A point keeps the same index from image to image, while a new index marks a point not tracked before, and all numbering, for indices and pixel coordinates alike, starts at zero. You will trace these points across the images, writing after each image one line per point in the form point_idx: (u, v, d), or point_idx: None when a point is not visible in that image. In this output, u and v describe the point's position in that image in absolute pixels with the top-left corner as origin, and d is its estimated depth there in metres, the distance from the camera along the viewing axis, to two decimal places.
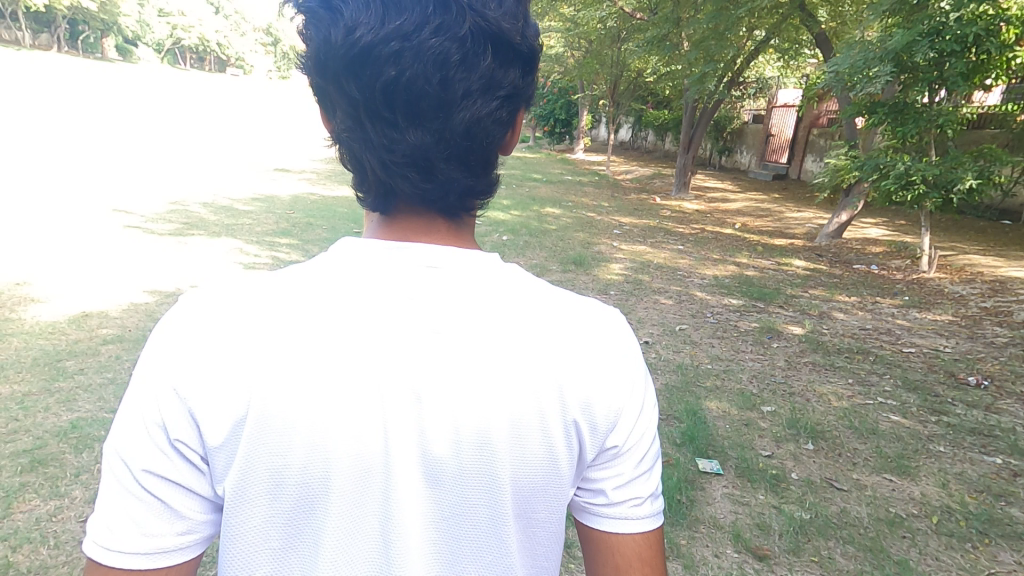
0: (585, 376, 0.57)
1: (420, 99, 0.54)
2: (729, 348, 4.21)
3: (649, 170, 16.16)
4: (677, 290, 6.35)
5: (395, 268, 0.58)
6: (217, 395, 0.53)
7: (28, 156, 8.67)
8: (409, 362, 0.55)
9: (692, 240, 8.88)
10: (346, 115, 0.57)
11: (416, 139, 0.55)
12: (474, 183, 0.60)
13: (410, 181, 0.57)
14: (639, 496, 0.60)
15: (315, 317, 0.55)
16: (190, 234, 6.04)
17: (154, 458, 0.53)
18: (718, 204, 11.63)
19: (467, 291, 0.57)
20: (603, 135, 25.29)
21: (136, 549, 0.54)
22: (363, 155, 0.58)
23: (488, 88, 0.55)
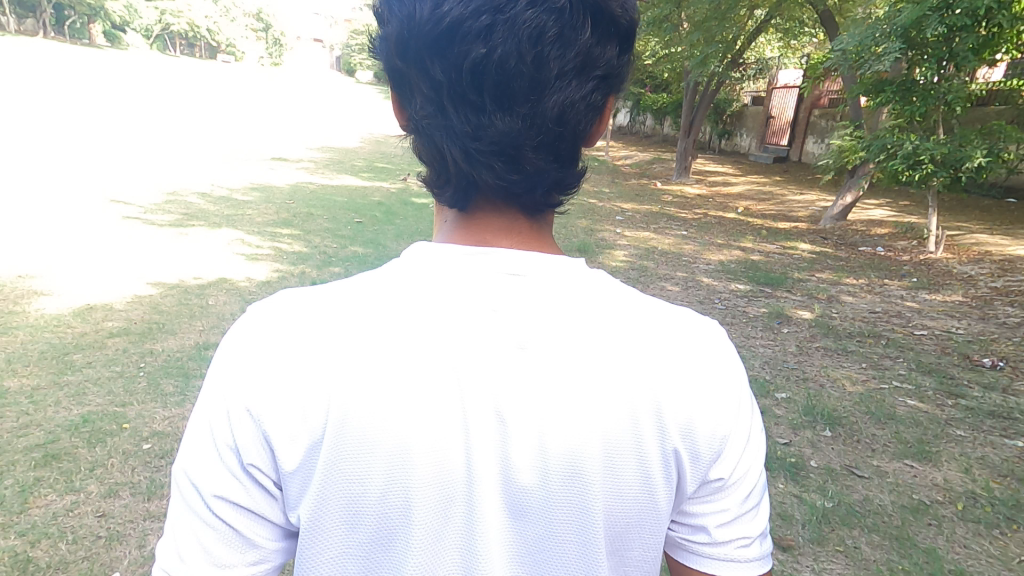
0: (682, 389, 0.53)
1: (507, 82, 0.53)
2: (739, 334, 4.21)
3: (648, 155, 16.04)
4: (683, 275, 6.34)
5: (475, 272, 0.54)
6: (287, 412, 0.49)
7: (23, 145, 8.55)
8: (492, 378, 0.50)
9: (695, 224, 8.83)
10: (428, 95, 0.57)
11: (505, 125, 0.55)
12: (560, 174, 0.59)
13: (495, 172, 0.57)
14: (747, 537, 0.56)
15: (389, 325, 0.51)
16: (191, 225, 5.96)
17: (227, 484, 0.50)
18: (720, 187, 11.57)
19: (550, 298, 0.53)
20: None
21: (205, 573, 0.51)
22: (444, 145, 0.58)
23: (580, 71, 0.54)
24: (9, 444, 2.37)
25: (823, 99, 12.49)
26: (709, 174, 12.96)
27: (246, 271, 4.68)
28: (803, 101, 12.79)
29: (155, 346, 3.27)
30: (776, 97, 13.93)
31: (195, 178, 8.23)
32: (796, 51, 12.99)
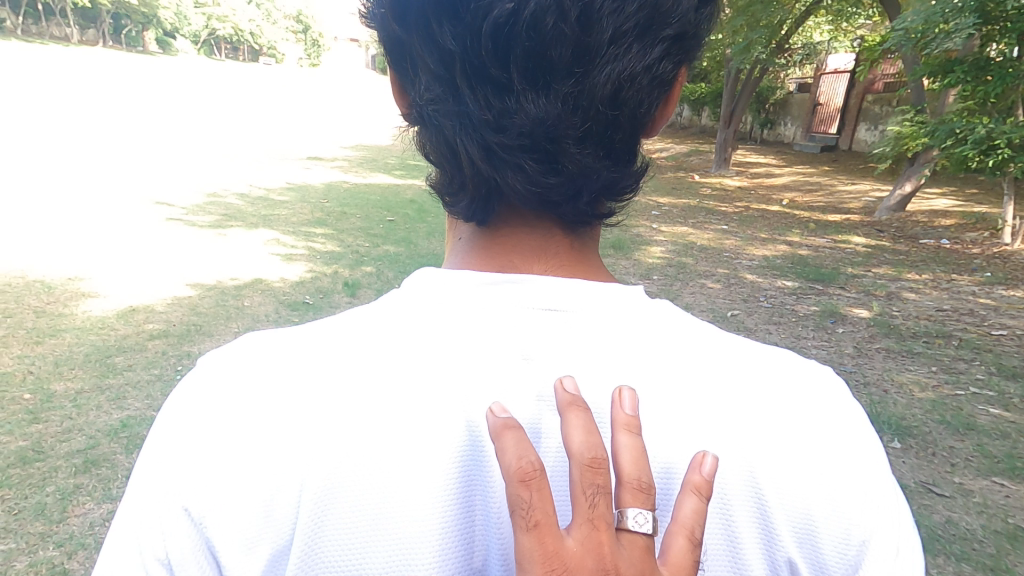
0: (853, 510, 0.61)
1: (542, 55, 0.61)
2: (789, 334, 3.99)
3: (685, 147, 15.53)
4: (724, 273, 6.09)
5: (516, 316, 0.63)
6: (229, 515, 0.56)
7: (81, 150, 9.04)
8: (516, 387, 0.60)
9: (736, 218, 8.43)
10: (435, 59, 0.65)
11: (536, 105, 0.63)
12: (602, 171, 0.68)
13: (529, 169, 0.66)
14: None
15: (340, 391, 0.59)
16: (229, 225, 6.12)
17: None
18: (763, 179, 11.03)
19: (591, 338, 0.63)
20: None
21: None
22: (460, 134, 0.67)
23: (616, 39, 0.62)
24: (53, 449, 2.42)
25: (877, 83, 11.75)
26: (751, 166, 12.41)
27: (281, 271, 4.73)
28: (855, 86, 12.06)
29: (192, 348, 3.31)
30: (825, 83, 13.19)
31: (235, 179, 8.48)
32: (847, 34, 12.25)
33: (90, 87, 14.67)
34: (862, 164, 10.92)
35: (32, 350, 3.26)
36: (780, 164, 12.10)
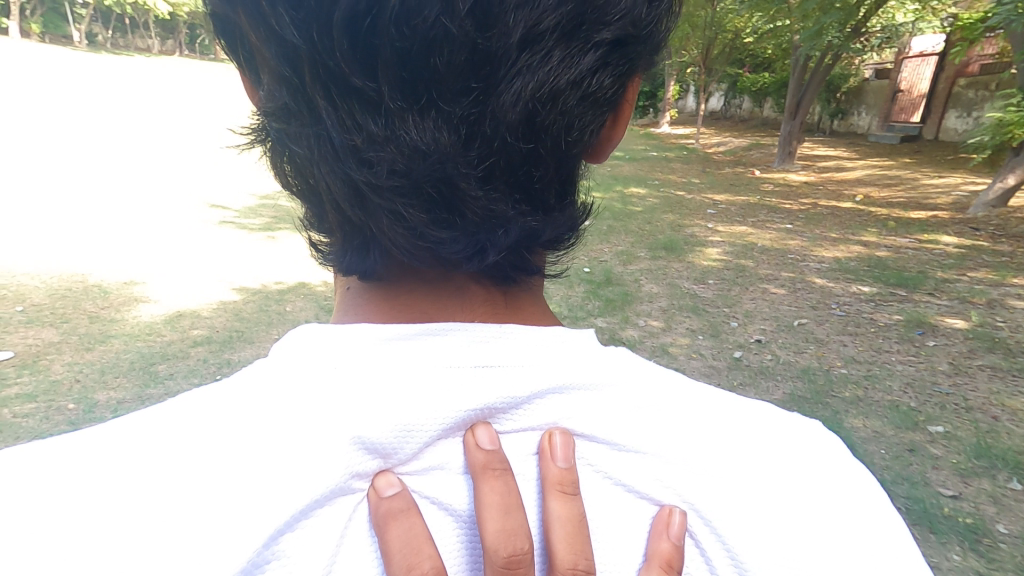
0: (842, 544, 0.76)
1: (420, 69, 0.68)
2: (869, 347, 4.43)
3: (745, 140, 14.73)
4: (789, 275, 6.04)
5: (449, 369, 0.71)
6: None
7: (158, 157, 9.74)
8: (463, 395, 0.70)
9: (802, 216, 7.80)
10: (284, 56, 0.71)
11: (417, 132, 0.70)
12: (502, 209, 0.75)
13: (416, 211, 0.74)
14: None
15: (213, 456, 0.65)
16: (278, 229, 7.10)
17: None
18: (833, 172, 10.19)
19: (522, 384, 0.73)
20: (691, 106, 25.77)
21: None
22: (323, 151, 0.74)
23: (528, 42, 0.67)
24: None
25: (970, 66, 10.61)
26: (818, 159, 11.52)
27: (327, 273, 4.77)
28: (944, 70, 10.96)
29: (232, 355, 3.33)
30: (907, 68, 12.05)
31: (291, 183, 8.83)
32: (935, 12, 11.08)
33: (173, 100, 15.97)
34: (951, 155, 9.88)
35: (82, 357, 3.41)
36: (853, 156, 11.17)
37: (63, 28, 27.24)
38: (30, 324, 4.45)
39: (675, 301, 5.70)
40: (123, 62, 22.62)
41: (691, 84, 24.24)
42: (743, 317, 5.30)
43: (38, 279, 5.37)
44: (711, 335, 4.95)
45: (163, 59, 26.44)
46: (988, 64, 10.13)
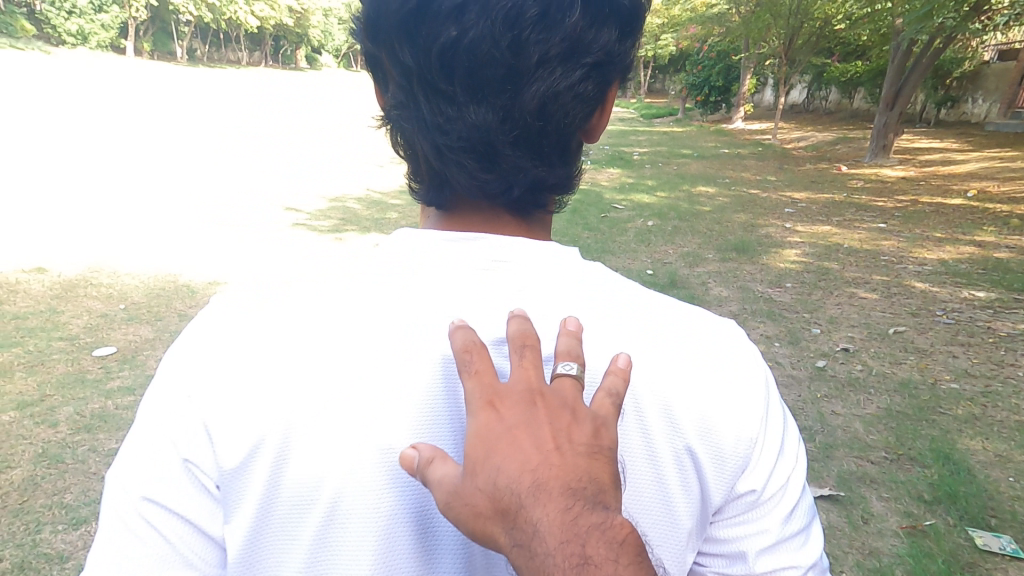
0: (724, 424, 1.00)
1: (481, 73, 0.98)
2: (981, 358, 4.17)
3: (831, 134, 13.70)
4: (882, 279, 5.54)
5: (469, 264, 1.00)
6: (247, 432, 0.91)
7: (242, 163, 10.52)
8: (486, 279, 0.99)
9: (899, 214, 7.13)
10: (399, 67, 1.03)
11: (475, 113, 1.00)
12: (530, 166, 1.04)
13: (471, 165, 1.04)
14: (794, 557, 1.04)
15: (328, 316, 0.94)
16: (346, 230, 7.76)
17: (188, 482, 0.92)
18: (938, 167, 9.26)
19: (525, 273, 1.00)
20: (768, 99, 24.58)
21: (171, 526, 0.93)
22: (422, 130, 1.06)
23: (546, 59, 0.97)
24: None
25: None
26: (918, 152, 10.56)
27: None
28: None
29: None
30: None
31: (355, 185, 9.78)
32: None
33: (259, 109, 17.27)
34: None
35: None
36: (964, 150, 10.14)
37: (165, 45, 30.15)
38: (130, 321, 5.24)
39: (747, 306, 5.38)
40: (216, 77, 24.74)
41: (772, 78, 23.07)
42: (827, 324, 4.97)
43: (137, 278, 6.03)
44: (790, 343, 4.70)
45: (251, 74, 28.65)
46: None
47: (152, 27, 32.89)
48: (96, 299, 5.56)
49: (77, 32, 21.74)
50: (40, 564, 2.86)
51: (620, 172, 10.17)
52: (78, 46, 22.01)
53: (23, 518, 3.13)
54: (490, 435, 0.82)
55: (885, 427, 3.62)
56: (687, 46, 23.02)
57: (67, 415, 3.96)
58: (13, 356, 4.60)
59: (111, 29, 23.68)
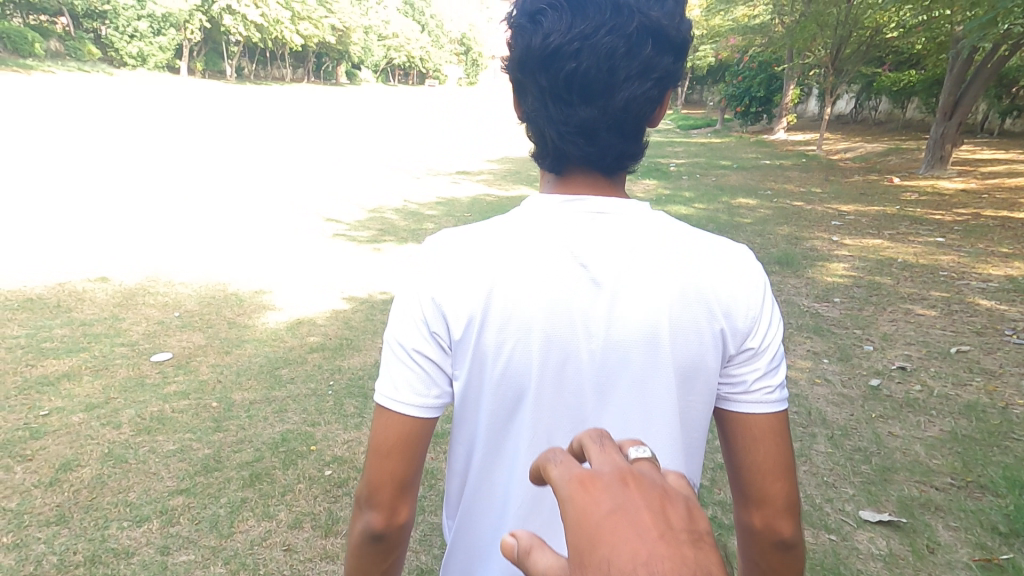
0: (734, 297, 1.18)
1: (593, 86, 1.18)
2: None
3: (879, 145, 13.31)
4: (942, 296, 5.33)
5: (583, 212, 1.18)
6: (457, 311, 1.13)
7: (286, 176, 10.95)
8: (588, 225, 1.17)
9: (959, 228, 6.87)
10: (535, 90, 1.24)
11: (585, 114, 1.20)
12: (625, 148, 1.25)
13: (579, 151, 1.24)
14: (771, 386, 1.23)
15: (509, 235, 1.17)
16: (384, 241, 8.00)
17: (418, 348, 1.15)
18: (1001, 180, 8.88)
19: (629, 215, 1.19)
20: (811, 109, 24.07)
21: (405, 373, 1.17)
22: (546, 129, 1.26)
23: (638, 73, 1.18)
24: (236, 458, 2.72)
25: None
26: (983, 163, 10.30)
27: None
28: None
29: None
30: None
31: (395, 197, 10.02)
32: None
33: (305, 125, 18.00)
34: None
35: (222, 360, 4.96)
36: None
37: (217, 66, 31.82)
38: (184, 328, 5.48)
39: (793, 320, 5.26)
40: (263, 94, 25.85)
41: (815, 88, 22.64)
42: (880, 341, 4.78)
43: (190, 286, 6.32)
44: (841, 359, 4.57)
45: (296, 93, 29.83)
46: None
47: (204, 47, 34.71)
48: (153, 307, 5.84)
49: (139, 55, 23.11)
50: (108, 558, 2.98)
51: (657, 183, 10.12)
52: (139, 66, 23.37)
53: (93, 514, 3.28)
54: (590, 523, 0.68)
55: (950, 451, 3.46)
56: (726, 56, 22.79)
57: (129, 417, 4.16)
58: (80, 360, 4.86)
59: (167, 52, 25.13)
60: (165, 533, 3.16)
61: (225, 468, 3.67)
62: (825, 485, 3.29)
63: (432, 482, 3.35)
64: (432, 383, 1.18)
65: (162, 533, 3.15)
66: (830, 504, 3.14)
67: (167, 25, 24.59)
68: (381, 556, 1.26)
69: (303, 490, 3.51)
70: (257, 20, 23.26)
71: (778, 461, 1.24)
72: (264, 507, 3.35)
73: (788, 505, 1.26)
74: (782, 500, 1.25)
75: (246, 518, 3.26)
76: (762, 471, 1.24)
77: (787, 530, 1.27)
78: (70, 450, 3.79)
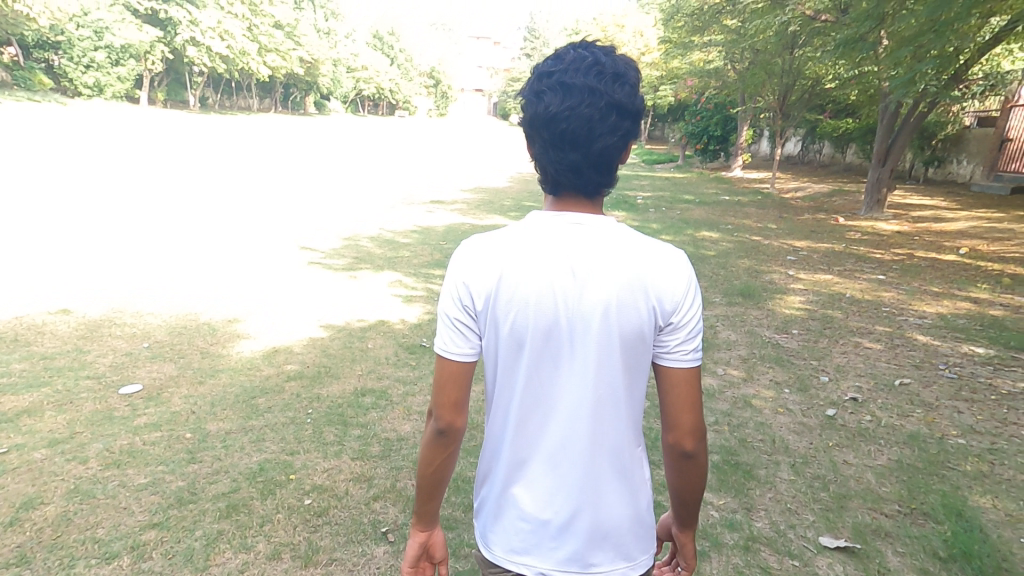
0: (669, 286, 1.44)
1: (579, 139, 1.48)
2: (986, 415, 4.39)
3: (826, 186, 14.37)
4: (886, 330, 5.86)
5: (567, 221, 1.47)
6: (480, 290, 1.46)
7: (258, 206, 10.83)
8: (571, 232, 1.46)
9: (897, 267, 7.56)
10: (538, 142, 1.54)
11: (572, 158, 1.50)
12: (603, 180, 1.54)
13: (570, 185, 1.52)
14: (689, 349, 1.51)
15: (515, 234, 1.48)
16: (360, 268, 8.02)
17: (456, 315, 1.50)
18: (931, 224, 9.79)
19: (602, 223, 1.48)
20: (764, 150, 25.69)
21: (450, 330, 1.51)
22: (545, 168, 1.55)
23: (611, 130, 1.48)
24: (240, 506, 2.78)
25: None
26: (912, 208, 11.26)
27: (402, 313, 6.68)
28: None
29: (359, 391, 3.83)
30: (1017, 117, 12.40)
31: (371, 225, 10.08)
32: None
33: (275, 156, 17.86)
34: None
35: (195, 391, 4.84)
36: (954, 209, 10.82)
37: (179, 97, 31.07)
38: (154, 359, 5.32)
39: (756, 351, 5.66)
40: (227, 125, 25.30)
41: (766, 130, 24.28)
42: (834, 372, 5.21)
43: (160, 316, 6.16)
44: (800, 390, 4.94)
45: (263, 124, 29.40)
46: None
47: (165, 74, 33.71)
48: (120, 339, 5.65)
49: (95, 85, 22.21)
50: None
51: (625, 216, 10.57)
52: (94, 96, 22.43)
53: (57, 553, 3.10)
54: None
55: (897, 478, 3.82)
56: (686, 98, 24.13)
57: (97, 451, 3.96)
58: (42, 396, 4.61)
59: (127, 83, 24.40)
60: (137, 569, 3.02)
61: (201, 500, 3.53)
62: (788, 511, 3.57)
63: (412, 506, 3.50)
64: (469, 334, 1.52)
65: (133, 569, 3.01)
66: (793, 530, 3.42)
67: (128, 55, 23.81)
68: (441, 450, 1.62)
69: (283, 520, 3.40)
70: (224, 52, 22.96)
71: (690, 397, 1.55)
72: (242, 538, 3.24)
73: (696, 429, 1.58)
74: (688, 426, 1.56)
75: (224, 550, 3.15)
76: (676, 405, 1.55)
77: (694, 447, 1.59)
78: (32, 488, 3.58)
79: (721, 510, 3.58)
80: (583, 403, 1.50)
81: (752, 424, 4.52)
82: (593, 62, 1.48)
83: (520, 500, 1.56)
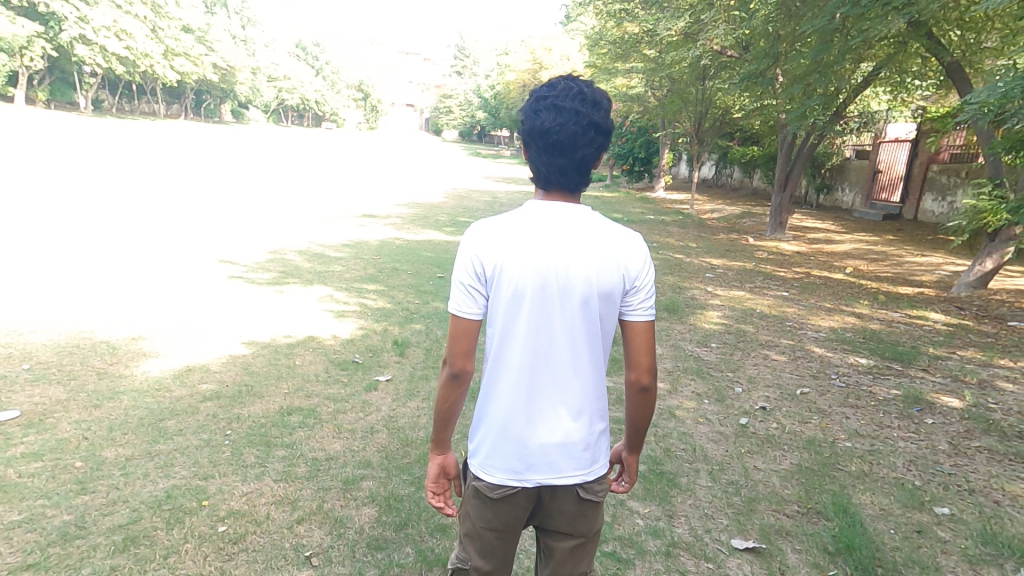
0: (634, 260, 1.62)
1: (564, 149, 1.61)
2: (870, 420, 4.90)
3: (740, 208, 15.57)
4: (789, 343, 6.44)
5: (556, 207, 1.61)
6: (485, 258, 1.58)
7: (167, 219, 10.08)
8: (562, 212, 1.60)
9: (798, 284, 8.34)
10: (533, 149, 1.67)
11: (558, 164, 1.62)
12: (584, 185, 1.67)
13: (555, 186, 1.65)
14: (648, 309, 1.66)
15: (518, 214, 1.61)
16: (287, 283, 7.70)
17: (464, 282, 1.60)
18: (822, 245, 10.89)
19: (583, 209, 1.63)
20: (683, 172, 27.51)
21: (462, 296, 1.61)
22: (536, 169, 1.67)
23: (590, 143, 1.62)
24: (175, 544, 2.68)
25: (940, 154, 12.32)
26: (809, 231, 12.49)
27: (332, 328, 6.48)
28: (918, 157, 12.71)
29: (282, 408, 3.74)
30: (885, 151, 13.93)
31: (301, 238, 9.80)
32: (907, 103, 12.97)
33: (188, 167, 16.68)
34: (931, 236, 11.25)
35: (89, 415, 4.40)
36: (841, 232, 12.15)
37: None
38: (36, 381, 4.79)
39: (679, 363, 6.01)
40: (129, 133, 23.22)
41: (685, 154, 26.07)
42: (747, 383, 5.63)
43: (45, 336, 5.57)
44: (718, 400, 5.30)
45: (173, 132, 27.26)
46: (957, 154, 11.85)
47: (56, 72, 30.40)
48: None
49: None
50: None
51: None
52: None
53: None
54: None
55: (798, 481, 4.15)
56: None
57: None
58: None
59: None
60: None
61: (91, 534, 3.20)
62: (706, 517, 3.78)
63: (340, 531, 3.37)
64: (475, 299, 1.62)
65: None
66: (709, 534, 3.62)
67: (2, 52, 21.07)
68: (454, 390, 1.72)
69: (191, 550, 3.15)
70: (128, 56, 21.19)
71: (648, 345, 1.68)
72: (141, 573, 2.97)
73: (651, 368, 1.72)
74: (646, 366, 1.69)
75: None
76: (634, 350, 1.67)
77: (649, 383, 1.73)
78: None
79: (646, 519, 3.75)
80: (566, 356, 1.62)
81: (676, 434, 4.78)
82: (579, 87, 1.63)
83: (514, 451, 1.65)
